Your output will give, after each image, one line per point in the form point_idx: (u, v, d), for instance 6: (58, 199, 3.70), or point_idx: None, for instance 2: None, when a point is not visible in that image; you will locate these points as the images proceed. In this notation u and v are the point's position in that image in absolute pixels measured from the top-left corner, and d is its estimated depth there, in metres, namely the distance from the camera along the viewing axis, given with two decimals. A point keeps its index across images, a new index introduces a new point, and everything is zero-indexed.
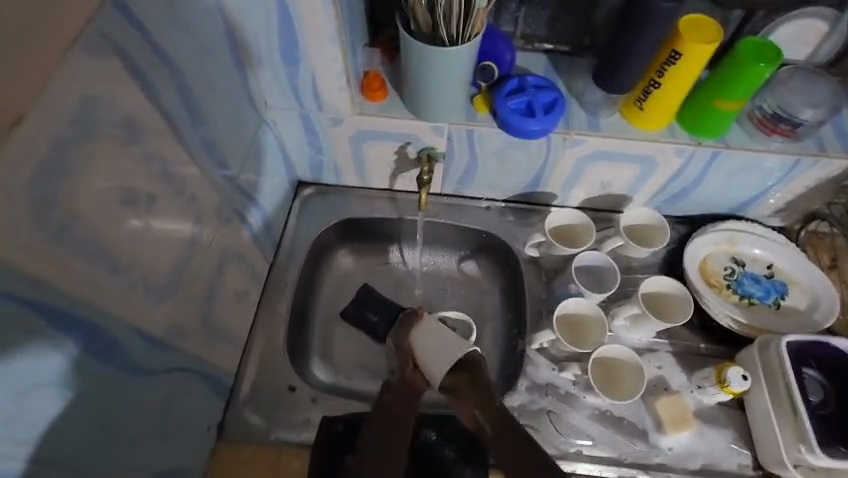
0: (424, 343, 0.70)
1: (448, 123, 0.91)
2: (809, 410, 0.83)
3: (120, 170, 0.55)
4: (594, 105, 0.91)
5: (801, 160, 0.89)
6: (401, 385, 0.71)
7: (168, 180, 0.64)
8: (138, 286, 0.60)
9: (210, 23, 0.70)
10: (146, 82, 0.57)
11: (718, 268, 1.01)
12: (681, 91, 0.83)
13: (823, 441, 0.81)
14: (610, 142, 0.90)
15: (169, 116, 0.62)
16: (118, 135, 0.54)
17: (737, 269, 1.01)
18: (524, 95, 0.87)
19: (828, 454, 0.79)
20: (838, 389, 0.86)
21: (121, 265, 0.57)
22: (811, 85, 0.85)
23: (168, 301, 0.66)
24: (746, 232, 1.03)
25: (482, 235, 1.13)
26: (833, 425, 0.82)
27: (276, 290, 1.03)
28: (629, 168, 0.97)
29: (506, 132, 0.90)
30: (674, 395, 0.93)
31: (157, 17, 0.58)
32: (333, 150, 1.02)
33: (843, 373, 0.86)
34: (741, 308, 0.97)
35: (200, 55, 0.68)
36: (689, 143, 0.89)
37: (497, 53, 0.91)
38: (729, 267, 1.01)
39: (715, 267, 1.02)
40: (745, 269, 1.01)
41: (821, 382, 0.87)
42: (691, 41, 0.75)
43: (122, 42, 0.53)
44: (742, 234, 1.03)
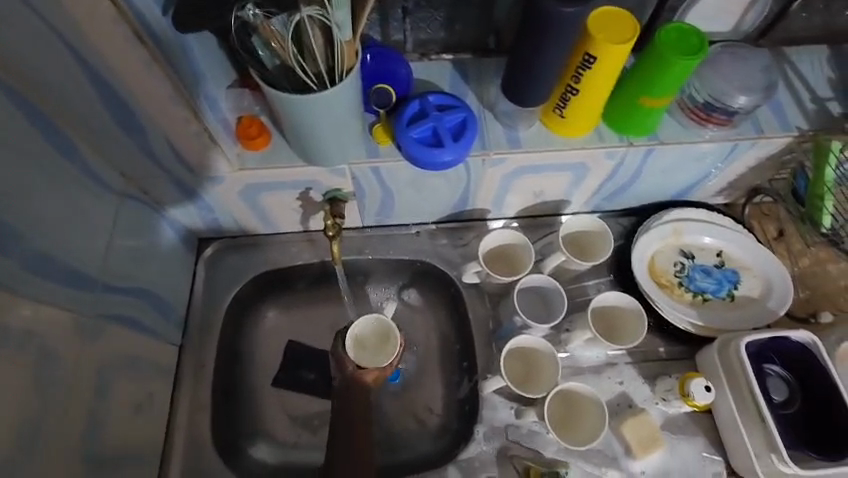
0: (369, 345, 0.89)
1: (348, 163, 0.78)
2: (774, 412, 0.79)
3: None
4: (510, 117, 0.79)
5: (738, 145, 0.81)
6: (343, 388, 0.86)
7: None
8: None
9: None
10: None
11: (667, 265, 0.95)
12: (601, 95, 0.72)
13: (792, 446, 0.77)
14: (532, 157, 0.80)
15: None
16: None
17: (686, 263, 0.95)
18: (427, 121, 0.74)
19: (800, 462, 0.75)
20: (803, 383, 0.81)
21: None
22: (740, 63, 0.77)
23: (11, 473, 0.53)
24: (690, 221, 0.96)
25: (416, 264, 1.02)
26: (799, 427, 0.79)
27: (192, 375, 0.90)
28: (560, 177, 0.88)
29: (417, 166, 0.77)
30: (639, 414, 0.87)
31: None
32: (224, 207, 0.87)
33: (807, 366, 0.81)
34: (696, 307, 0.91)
35: (2, 162, 0.53)
36: (620, 145, 0.80)
37: (391, 72, 0.77)
38: (678, 263, 0.95)
39: (664, 265, 0.95)
40: (695, 261, 0.95)
41: (785, 378, 0.82)
42: (606, 41, 0.64)
43: None
44: (687, 224, 0.96)
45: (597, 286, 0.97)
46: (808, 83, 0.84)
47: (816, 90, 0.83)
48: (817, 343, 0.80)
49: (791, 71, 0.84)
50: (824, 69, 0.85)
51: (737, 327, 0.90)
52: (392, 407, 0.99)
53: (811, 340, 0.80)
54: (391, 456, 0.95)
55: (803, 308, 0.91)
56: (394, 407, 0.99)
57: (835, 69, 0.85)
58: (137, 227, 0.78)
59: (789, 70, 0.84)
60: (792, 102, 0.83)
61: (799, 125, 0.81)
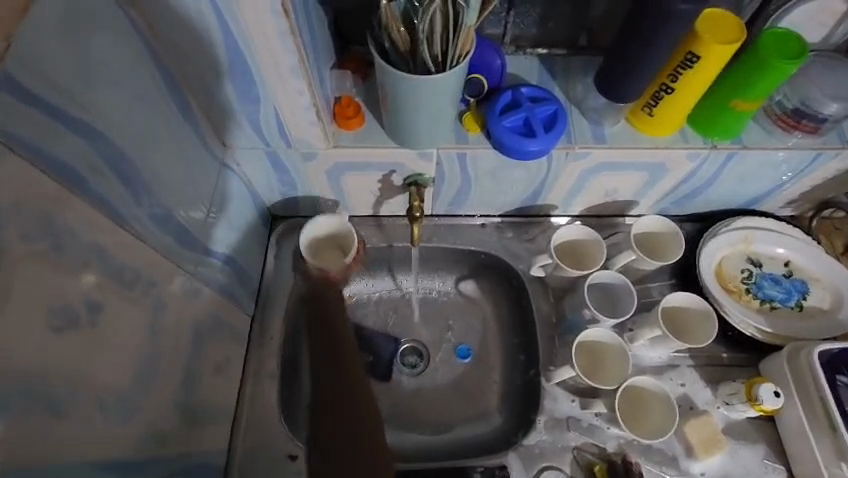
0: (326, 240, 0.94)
1: (436, 147, 0.80)
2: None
3: (39, 288, 0.44)
4: (597, 113, 0.81)
5: (822, 154, 0.82)
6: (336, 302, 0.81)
7: (115, 274, 0.53)
8: (93, 413, 0.51)
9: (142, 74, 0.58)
10: (67, 169, 0.47)
11: (735, 271, 0.95)
12: (695, 95, 0.74)
13: None
14: (617, 153, 0.81)
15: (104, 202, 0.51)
16: (37, 250, 0.44)
17: (754, 270, 0.95)
18: (520, 111, 0.76)
19: None
20: None
21: (63, 401, 0.47)
22: (832, 73, 0.78)
23: (129, 409, 0.57)
24: (760, 229, 0.97)
25: (480, 255, 1.03)
26: None
27: (260, 345, 0.93)
28: (636, 176, 0.89)
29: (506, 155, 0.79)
30: (703, 416, 0.87)
31: (67, 83, 0.46)
32: (307, 184, 0.90)
33: None
34: (763, 315, 0.91)
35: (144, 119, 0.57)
36: (703, 147, 0.81)
37: (486, 62, 0.79)
38: (746, 270, 0.95)
39: (731, 271, 0.95)
40: (763, 270, 0.95)
41: None
42: (712, 41, 0.65)
43: (25, 131, 0.42)
44: (757, 232, 0.96)
45: (661, 289, 0.97)
46: None
47: None
48: None
49: None
50: None
51: (804, 337, 0.90)
52: (448, 393, 1.01)
53: None
54: (449, 441, 0.97)
55: None
56: (450, 393, 1.01)
57: None
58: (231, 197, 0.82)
59: None
60: None
61: None
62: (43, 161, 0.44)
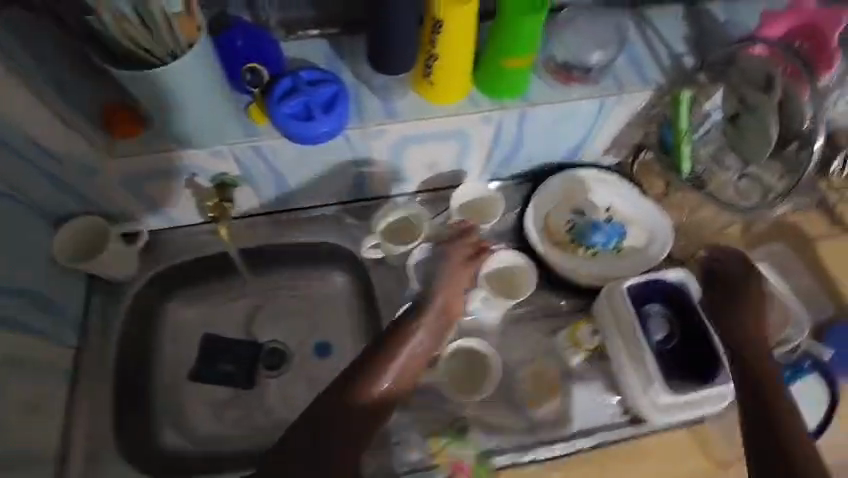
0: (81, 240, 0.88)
1: (226, 145, 0.79)
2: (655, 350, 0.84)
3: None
4: (385, 90, 0.82)
5: (604, 102, 0.87)
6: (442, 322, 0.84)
7: None
8: None
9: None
10: None
11: (559, 224, 0.99)
12: (461, 60, 0.75)
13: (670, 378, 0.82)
14: (410, 126, 0.82)
15: None
16: None
17: (577, 221, 0.99)
18: (298, 96, 0.75)
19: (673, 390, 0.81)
20: (681, 322, 0.86)
21: None
22: (591, 25, 0.85)
23: None
24: (579, 180, 1.00)
25: (323, 246, 1.02)
26: (678, 361, 0.84)
27: (90, 376, 0.89)
28: (445, 145, 0.91)
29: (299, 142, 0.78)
30: (536, 364, 0.92)
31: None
32: (108, 201, 0.86)
33: (683, 306, 0.86)
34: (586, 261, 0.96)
35: None
36: (493, 109, 0.83)
37: (257, 52, 0.77)
38: (570, 222, 0.99)
39: (556, 224, 0.99)
40: (585, 219, 0.99)
41: (665, 317, 0.86)
42: (448, 5, 0.68)
43: None
44: (576, 183, 1.00)
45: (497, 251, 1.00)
46: (664, 40, 0.90)
47: (673, 48, 0.89)
48: (690, 282, 0.87)
49: (650, 32, 0.90)
50: (680, 28, 0.91)
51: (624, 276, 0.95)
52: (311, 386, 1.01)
53: (684, 278, 0.87)
54: None
55: (682, 252, 0.97)
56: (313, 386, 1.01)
57: (691, 27, 0.91)
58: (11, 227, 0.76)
59: (646, 29, 0.90)
60: (649, 57, 0.88)
61: (656, 79, 0.87)
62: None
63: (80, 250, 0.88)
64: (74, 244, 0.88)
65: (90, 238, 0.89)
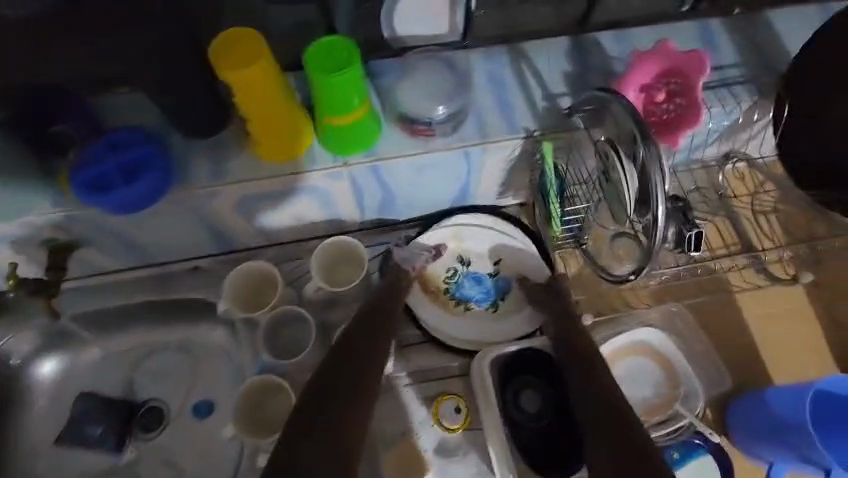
0: None
1: (39, 215, 0.74)
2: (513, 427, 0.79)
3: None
4: (215, 149, 0.76)
5: (467, 152, 0.77)
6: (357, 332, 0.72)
7: None
8: None
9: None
10: None
11: (439, 271, 0.91)
12: (274, 120, 0.69)
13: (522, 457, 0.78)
14: (243, 187, 0.75)
15: None
16: None
17: (459, 269, 0.91)
18: (97, 165, 0.70)
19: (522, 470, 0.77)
20: (545, 393, 0.80)
21: None
22: (441, 69, 0.76)
23: None
24: (469, 225, 0.91)
25: (194, 302, 0.95)
26: (535, 439, 0.78)
27: None
28: (301, 200, 0.83)
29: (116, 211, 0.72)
30: (403, 439, 0.84)
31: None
32: None
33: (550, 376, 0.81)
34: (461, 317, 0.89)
35: None
36: (333, 166, 0.75)
37: (67, 115, 0.71)
38: (451, 269, 0.91)
39: (437, 271, 0.91)
40: (469, 268, 0.92)
41: (531, 388, 0.80)
42: (227, 69, 0.61)
43: None
44: (466, 229, 0.91)
45: None
46: (542, 78, 0.80)
47: (550, 88, 0.79)
48: None
49: (526, 69, 0.80)
50: (562, 63, 0.80)
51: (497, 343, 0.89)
52: (184, 450, 0.96)
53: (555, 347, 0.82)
54: None
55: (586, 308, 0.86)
56: (187, 450, 0.96)
57: (573, 62, 0.80)
58: None
59: (523, 66, 0.80)
60: (521, 98, 0.79)
61: (526, 125, 0.77)
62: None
63: None
64: None
65: None
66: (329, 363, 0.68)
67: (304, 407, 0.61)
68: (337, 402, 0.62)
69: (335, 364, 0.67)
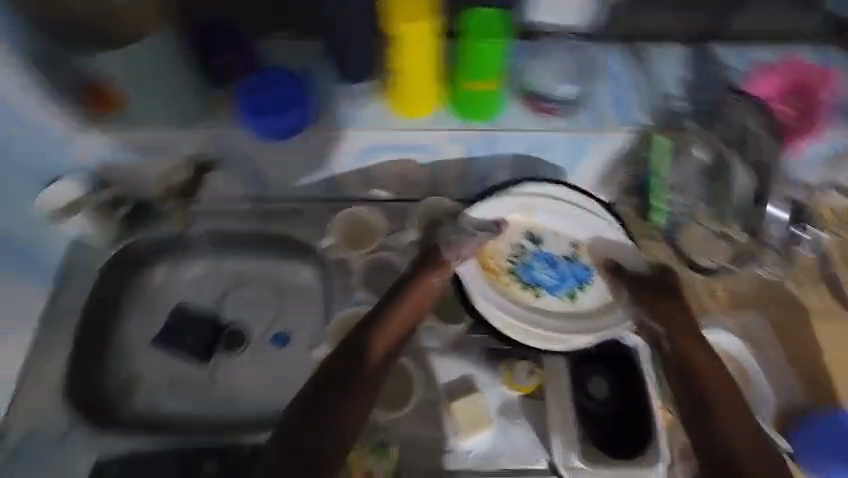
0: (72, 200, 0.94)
1: (195, 130, 0.84)
2: (584, 411, 0.81)
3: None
4: (355, 97, 0.84)
5: (579, 137, 0.83)
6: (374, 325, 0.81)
7: None
8: None
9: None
10: None
11: (504, 248, 0.89)
12: (420, 77, 0.77)
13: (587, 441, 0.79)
14: (373, 135, 0.83)
15: None
16: None
17: (528, 247, 0.89)
18: (260, 93, 0.80)
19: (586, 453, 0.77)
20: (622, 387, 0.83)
21: None
22: (571, 57, 0.84)
23: None
24: (547, 201, 0.88)
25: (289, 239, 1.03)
26: (605, 425, 0.80)
27: (56, 321, 0.94)
28: (414, 159, 0.90)
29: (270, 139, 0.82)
30: (471, 395, 0.88)
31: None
32: (96, 168, 0.93)
33: (628, 371, 0.83)
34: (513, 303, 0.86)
35: None
36: (457, 128, 0.83)
37: (244, 48, 0.83)
38: (518, 247, 0.89)
39: (501, 247, 0.89)
40: (540, 248, 0.89)
41: (608, 379, 0.83)
42: (401, 22, 0.69)
43: None
44: (541, 205, 0.88)
45: None
46: (659, 79, 0.85)
47: (665, 89, 0.84)
48: (645, 351, 0.84)
49: (645, 69, 0.85)
50: (680, 68, 0.85)
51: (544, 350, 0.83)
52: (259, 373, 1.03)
53: (637, 345, 0.84)
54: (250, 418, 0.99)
55: None
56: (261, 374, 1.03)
57: (692, 70, 0.85)
58: None
59: (643, 66, 0.86)
60: (637, 95, 0.84)
61: (638, 119, 0.83)
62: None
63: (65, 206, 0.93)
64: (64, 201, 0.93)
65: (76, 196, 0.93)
66: (336, 360, 0.78)
67: (307, 399, 0.75)
68: (334, 397, 0.75)
69: (339, 366, 0.78)
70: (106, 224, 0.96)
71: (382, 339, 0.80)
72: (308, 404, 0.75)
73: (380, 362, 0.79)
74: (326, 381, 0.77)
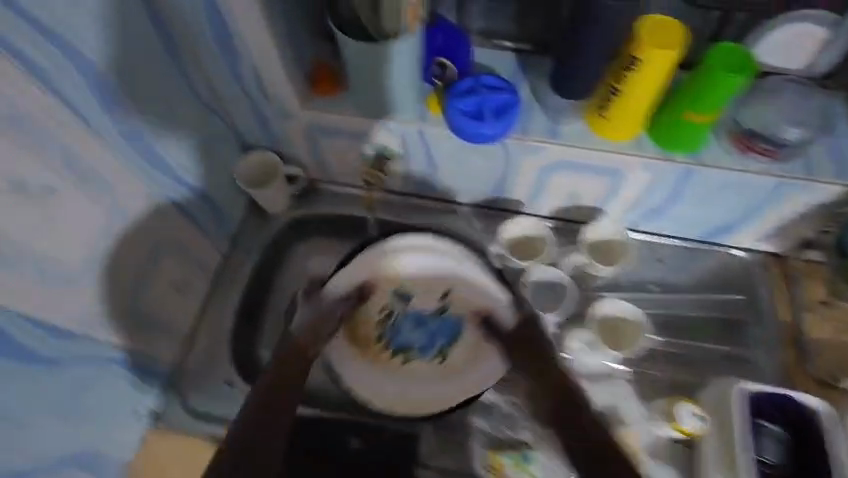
0: (262, 171, 1.02)
1: (399, 122, 0.87)
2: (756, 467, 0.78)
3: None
4: (555, 111, 0.85)
5: (783, 184, 0.81)
6: (322, 309, 0.75)
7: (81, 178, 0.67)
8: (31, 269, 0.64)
9: (117, 7, 0.66)
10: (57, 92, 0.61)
11: (372, 309, 0.87)
12: (642, 102, 0.75)
13: None
14: (570, 151, 0.83)
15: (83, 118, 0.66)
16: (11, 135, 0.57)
17: (395, 311, 0.88)
18: (475, 97, 0.81)
19: None
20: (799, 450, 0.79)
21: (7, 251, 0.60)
22: (797, 100, 0.81)
23: (74, 287, 0.71)
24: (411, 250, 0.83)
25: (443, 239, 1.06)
26: None
27: (230, 279, 1.00)
28: (596, 180, 0.91)
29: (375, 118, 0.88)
30: (623, 425, 0.88)
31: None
32: (291, 145, 0.99)
33: (806, 433, 0.80)
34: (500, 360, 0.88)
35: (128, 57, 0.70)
36: (657, 157, 0.82)
37: (454, 49, 0.84)
38: (389, 307, 0.87)
39: (370, 314, 0.88)
40: (411, 304, 0.87)
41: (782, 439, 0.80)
42: (651, 46, 0.67)
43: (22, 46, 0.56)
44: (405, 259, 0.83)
45: (617, 301, 0.99)
46: None
47: None
48: (830, 415, 0.79)
49: None
50: None
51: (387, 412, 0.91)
52: None
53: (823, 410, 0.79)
54: None
55: (822, 371, 0.91)
56: None
57: None
58: (217, 144, 0.94)
59: None
60: None
61: None
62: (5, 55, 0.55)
63: (256, 175, 1.02)
64: (254, 171, 1.01)
65: (268, 169, 1.02)
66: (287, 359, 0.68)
67: (275, 399, 0.65)
68: (272, 413, 0.64)
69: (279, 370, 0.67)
70: (283, 199, 1.03)
71: (317, 321, 0.73)
72: (269, 397, 0.65)
73: (313, 338, 0.71)
74: (259, 418, 0.64)
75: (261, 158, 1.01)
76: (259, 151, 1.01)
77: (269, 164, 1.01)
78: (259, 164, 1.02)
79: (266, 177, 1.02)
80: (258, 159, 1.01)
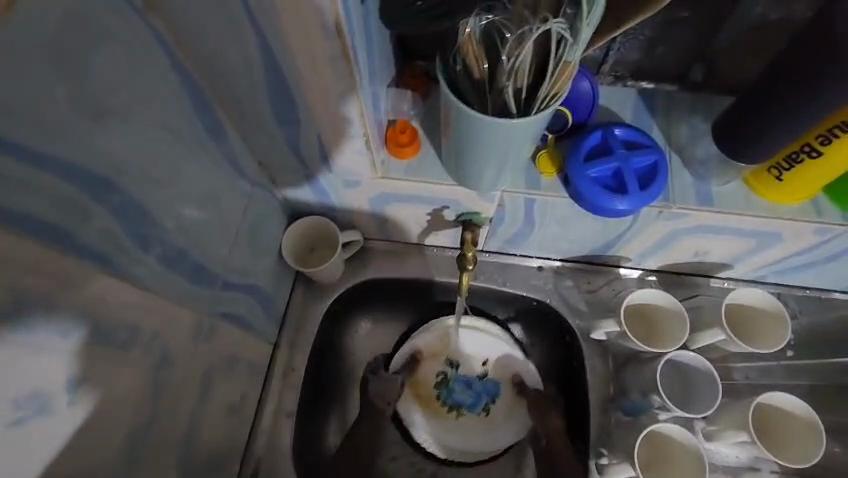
0: (308, 241, 0.83)
1: (501, 190, 0.67)
2: None
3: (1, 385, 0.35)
4: (705, 166, 0.65)
5: None
6: None
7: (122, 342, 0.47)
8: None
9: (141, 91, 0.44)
10: (81, 243, 0.40)
11: (428, 376, 0.89)
12: (846, 165, 0.57)
13: None
14: (724, 219, 0.66)
15: (119, 261, 0.45)
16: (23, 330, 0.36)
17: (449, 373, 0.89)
18: (611, 160, 0.62)
19: None
20: None
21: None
22: None
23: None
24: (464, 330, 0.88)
25: (533, 304, 0.88)
26: None
27: (282, 379, 0.82)
28: (738, 243, 0.73)
29: (461, 184, 0.66)
30: None
31: (20, 100, 0.33)
32: (348, 210, 0.79)
33: None
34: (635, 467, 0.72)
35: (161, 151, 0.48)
36: (840, 224, 0.65)
37: (573, 92, 0.64)
38: (441, 373, 0.89)
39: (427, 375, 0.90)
40: (458, 372, 0.89)
41: None
42: None
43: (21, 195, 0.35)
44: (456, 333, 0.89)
45: (748, 372, 0.84)
46: None
47: None
48: None
49: None
50: None
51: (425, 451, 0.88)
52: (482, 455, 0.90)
53: None
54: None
55: None
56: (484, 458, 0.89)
57: None
58: (260, 222, 0.73)
59: None
60: None
61: None
62: (23, 224, 0.35)
63: (303, 247, 0.83)
64: (299, 242, 0.82)
65: (318, 238, 0.83)
66: None
67: None
68: None
69: None
70: (338, 272, 0.84)
71: None
72: None
73: None
74: None
75: (307, 225, 0.81)
76: (306, 217, 0.81)
77: (321, 231, 0.82)
78: (306, 233, 0.82)
79: (315, 248, 0.84)
80: (305, 228, 0.81)
